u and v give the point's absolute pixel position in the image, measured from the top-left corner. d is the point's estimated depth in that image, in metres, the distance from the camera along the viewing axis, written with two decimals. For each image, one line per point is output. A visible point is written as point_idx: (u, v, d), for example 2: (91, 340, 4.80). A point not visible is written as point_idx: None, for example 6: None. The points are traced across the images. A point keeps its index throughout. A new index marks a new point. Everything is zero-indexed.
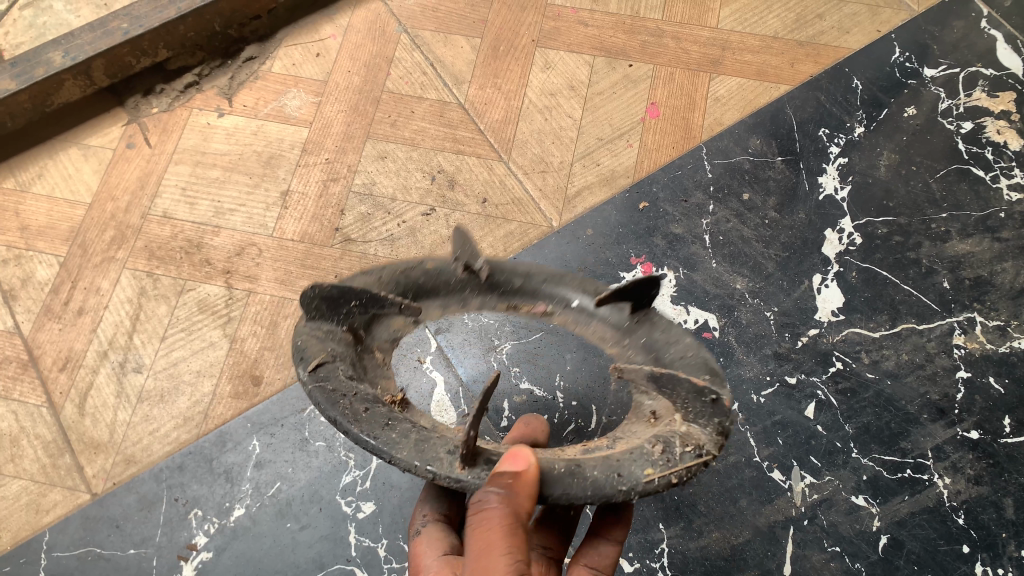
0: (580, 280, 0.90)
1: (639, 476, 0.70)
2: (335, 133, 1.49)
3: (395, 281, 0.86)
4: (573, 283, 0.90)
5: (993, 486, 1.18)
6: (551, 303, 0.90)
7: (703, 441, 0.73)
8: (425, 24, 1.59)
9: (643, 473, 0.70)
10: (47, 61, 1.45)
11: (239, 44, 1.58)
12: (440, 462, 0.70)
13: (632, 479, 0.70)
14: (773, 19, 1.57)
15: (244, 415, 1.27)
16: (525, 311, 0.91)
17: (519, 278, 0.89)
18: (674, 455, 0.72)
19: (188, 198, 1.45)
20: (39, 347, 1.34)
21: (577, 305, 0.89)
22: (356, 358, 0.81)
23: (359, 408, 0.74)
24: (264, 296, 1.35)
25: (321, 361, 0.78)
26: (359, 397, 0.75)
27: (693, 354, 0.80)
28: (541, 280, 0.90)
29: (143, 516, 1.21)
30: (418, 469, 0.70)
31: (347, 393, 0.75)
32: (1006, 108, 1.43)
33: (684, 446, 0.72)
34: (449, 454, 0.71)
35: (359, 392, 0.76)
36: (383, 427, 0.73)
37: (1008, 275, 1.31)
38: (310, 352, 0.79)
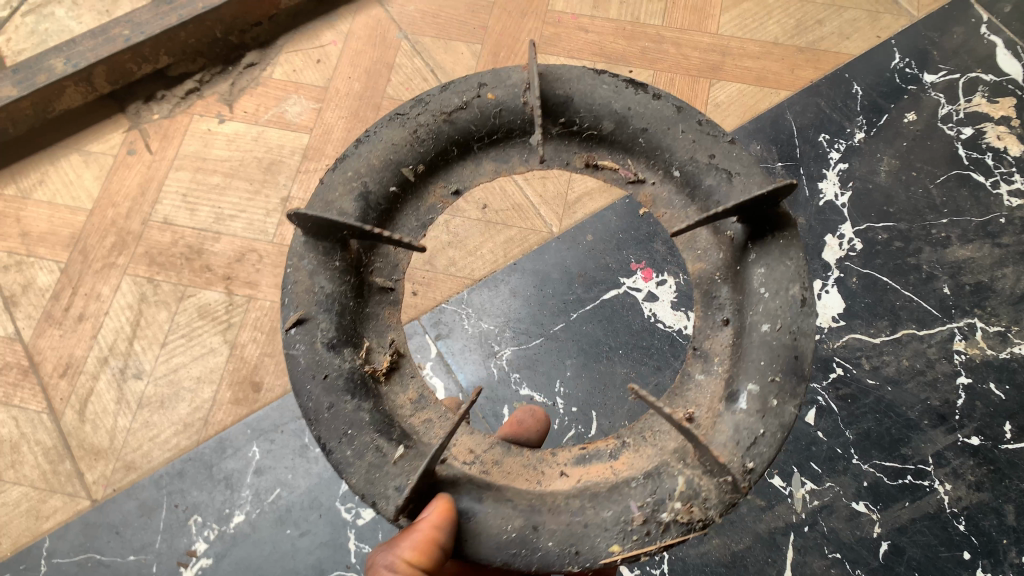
0: (693, 134, 0.80)
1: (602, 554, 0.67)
2: (336, 139, 1.49)
3: (438, 134, 0.81)
4: (680, 141, 0.80)
5: (994, 493, 1.18)
6: (641, 164, 0.83)
7: (704, 510, 0.68)
8: (425, 30, 1.60)
9: (608, 549, 0.67)
10: (49, 67, 1.45)
11: (240, 50, 1.59)
12: (386, 500, 0.68)
13: (593, 555, 0.67)
14: (773, 25, 1.57)
15: (244, 421, 1.27)
16: (607, 166, 0.84)
17: (607, 121, 0.82)
18: (655, 529, 0.67)
19: (188, 204, 1.45)
20: (39, 353, 1.34)
21: (677, 176, 0.81)
22: (351, 297, 0.77)
23: (325, 403, 0.72)
24: (265, 303, 1.35)
25: (303, 318, 0.74)
26: (329, 383, 0.72)
27: (777, 339, 0.72)
28: (636, 136, 0.82)
29: (143, 522, 1.21)
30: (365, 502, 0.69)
31: (319, 375, 0.72)
32: (1007, 113, 1.43)
33: (671, 515, 0.68)
34: (398, 492, 0.68)
35: (331, 374, 0.72)
36: (342, 438, 0.71)
37: (1008, 280, 1.31)
38: (295, 297, 0.75)
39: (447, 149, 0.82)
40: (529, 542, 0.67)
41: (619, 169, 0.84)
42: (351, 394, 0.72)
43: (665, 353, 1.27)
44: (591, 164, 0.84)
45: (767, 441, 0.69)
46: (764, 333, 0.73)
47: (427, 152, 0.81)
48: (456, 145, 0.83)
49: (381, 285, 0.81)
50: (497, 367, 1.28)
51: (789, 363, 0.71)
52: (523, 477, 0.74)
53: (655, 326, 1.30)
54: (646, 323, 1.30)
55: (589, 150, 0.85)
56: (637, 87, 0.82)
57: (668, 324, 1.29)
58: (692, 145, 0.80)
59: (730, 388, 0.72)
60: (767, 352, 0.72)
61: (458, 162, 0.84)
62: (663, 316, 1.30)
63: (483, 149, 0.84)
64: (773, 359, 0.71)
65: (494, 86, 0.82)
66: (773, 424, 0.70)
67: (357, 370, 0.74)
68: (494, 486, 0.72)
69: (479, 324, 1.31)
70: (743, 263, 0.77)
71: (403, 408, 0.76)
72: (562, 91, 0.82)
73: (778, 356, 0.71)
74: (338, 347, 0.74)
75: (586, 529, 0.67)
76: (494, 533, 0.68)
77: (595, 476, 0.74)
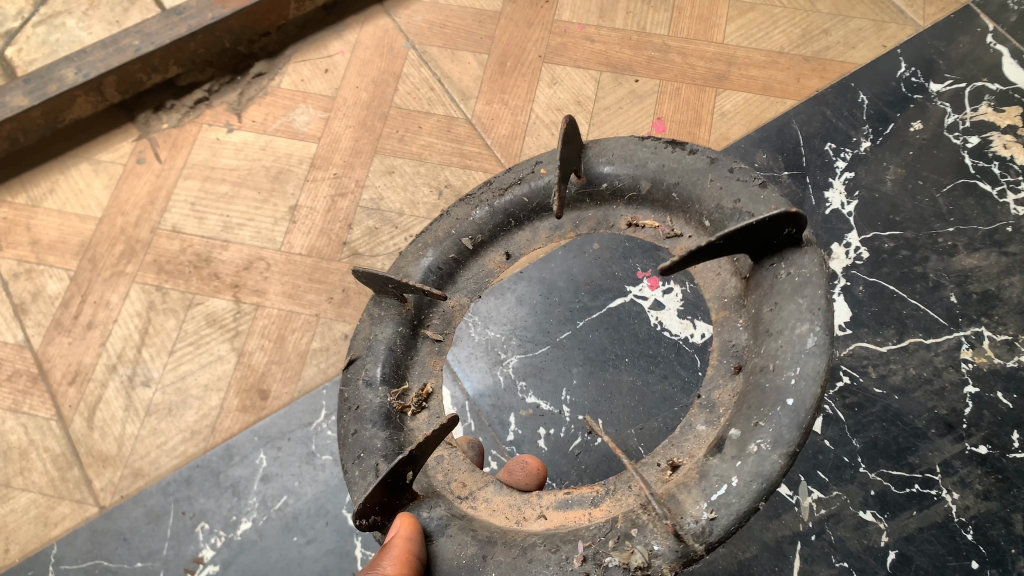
0: (721, 180, 0.77)
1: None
2: (344, 149, 1.50)
3: (493, 208, 0.84)
4: (708, 189, 0.77)
5: (1002, 502, 1.16)
6: (678, 220, 0.81)
7: (648, 557, 0.65)
8: (432, 40, 1.61)
9: None
10: (60, 77, 1.47)
11: (249, 60, 1.60)
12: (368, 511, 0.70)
13: None
14: (779, 35, 1.58)
15: (253, 428, 1.27)
16: (649, 225, 0.83)
17: (644, 184, 0.81)
18: (595, 570, 0.66)
19: (197, 213, 1.46)
20: (49, 360, 1.35)
21: (709, 227, 0.77)
22: (400, 344, 0.80)
23: (351, 432, 0.75)
24: (272, 311, 1.36)
25: (354, 358, 0.79)
26: (359, 415, 0.76)
27: (772, 388, 0.67)
28: (671, 190, 0.80)
29: (150, 529, 1.21)
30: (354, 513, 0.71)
31: (352, 407, 0.77)
32: (1013, 122, 1.42)
33: (616, 560, 0.66)
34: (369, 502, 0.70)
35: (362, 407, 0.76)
36: (355, 460, 0.73)
37: (1016, 288, 1.30)
38: (354, 341, 0.80)
39: (503, 220, 0.84)
40: (474, 570, 0.68)
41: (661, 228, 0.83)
42: (373, 424, 0.75)
43: (672, 361, 1.26)
44: (634, 225, 0.84)
45: (738, 491, 0.65)
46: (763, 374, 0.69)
47: (484, 223, 0.84)
48: (513, 217, 0.84)
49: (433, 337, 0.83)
50: (503, 376, 1.29)
51: (780, 410, 0.66)
52: (501, 515, 0.74)
53: (662, 334, 1.29)
54: (652, 331, 1.29)
55: (631, 210, 0.84)
56: (675, 144, 0.81)
57: (674, 333, 1.28)
58: (720, 193, 0.76)
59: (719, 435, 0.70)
60: (760, 397, 0.68)
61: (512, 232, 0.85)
62: (669, 325, 1.29)
63: (533, 216, 0.85)
64: (761, 405, 0.67)
65: (547, 162, 0.84)
66: (749, 472, 0.65)
67: (388, 405, 0.77)
68: (465, 516, 0.74)
69: (485, 332, 1.33)
70: (762, 309, 0.72)
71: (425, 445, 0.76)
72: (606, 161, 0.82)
73: (769, 402, 0.67)
74: (376, 384, 0.77)
75: (528, 565, 0.67)
76: (448, 557, 0.70)
77: (568, 520, 0.72)
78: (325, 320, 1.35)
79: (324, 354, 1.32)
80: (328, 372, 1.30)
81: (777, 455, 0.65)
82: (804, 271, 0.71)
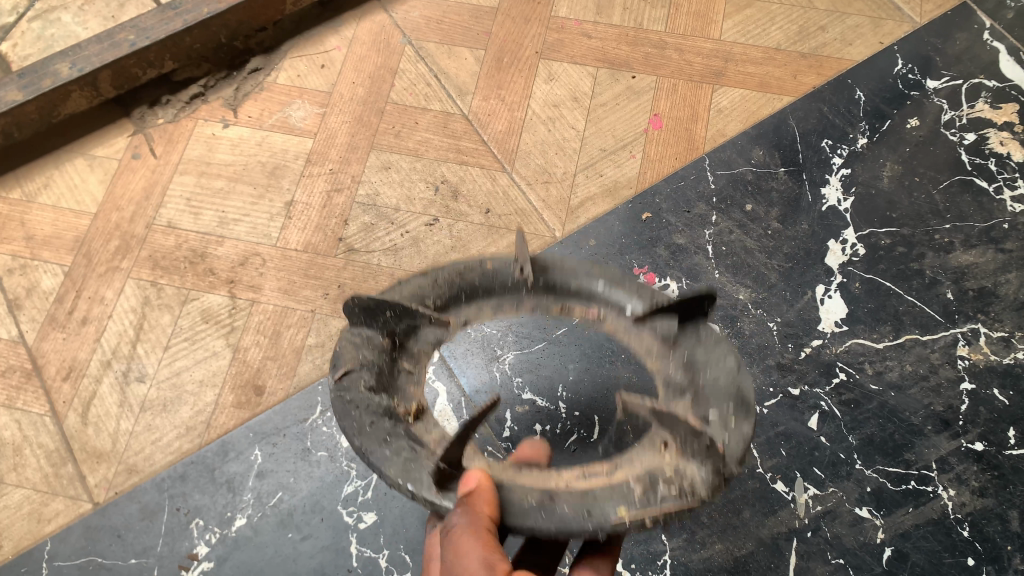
0: (640, 286, 0.91)
1: (607, 521, 0.75)
2: (340, 144, 1.49)
3: (450, 282, 0.91)
4: (633, 289, 0.91)
5: (998, 499, 1.17)
6: (605, 307, 0.91)
7: (693, 483, 0.75)
8: (429, 35, 1.60)
9: (614, 512, 0.75)
10: (55, 72, 1.46)
11: (245, 55, 1.59)
12: (422, 483, 0.79)
13: (601, 519, 0.75)
14: (776, 31, 1.58)
15: (247, 424, 1.27)
16: (577, 312, 0.92)
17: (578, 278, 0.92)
18: (653, 496, 0.75)
19: (192, 208, 1.45)
20: (43, 356, 1.34)
21: (634, 314, 0.89)
22: (390, 365, 0.87)
23: (366, 423, 0.81)
24: (268, 306, 1.36)
25: (348, 370, 0.84)
26: (372, 414, 0.82)
27: (726, 380, 0.82)
28: (598, 288, 0.91)
29: (144, 525, 1.21)
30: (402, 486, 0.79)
31: (361, 405, 0.83)
32: (1009, 120, 1.43)
33: (669, 490, 0.75)
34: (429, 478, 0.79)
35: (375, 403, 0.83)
36: (383, 442, 0.80)
37: (1011, 286, 1.31)
38: (340, 359, 0.85)
39: (457, 294, 0.91)
40: (546, 509, 0.77)
41: (589, 313, 0.91)
42: (389, 419, 0.82)
43: None
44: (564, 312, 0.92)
45: (731, 439, 0.78)
46: (709, 378, 0.83)
47: (442, 292, 0.91)
48: (464, 291, 0.92)
49: (409, 370, 0.89)
50: (499, 371, 1.27)
51: (737, 393, 0.81)
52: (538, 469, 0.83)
53: None
54: None
55: (561, 299, 0.92)
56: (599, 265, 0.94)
57: None
58: (642, 289, 0.90)
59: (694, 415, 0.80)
60: (717, 390, 0.82)
61: (460, 304, 0.92)
62: None
63: (484, 292, 0.92)
64: (729, 395, 0.81)
65: (496, 257, 0.94)
66: (732, 434, 0.78)
67: (392, 406, 0.84)
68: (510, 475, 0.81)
69: (482, 328, 1.31)
70: (693, 354, 0.85)
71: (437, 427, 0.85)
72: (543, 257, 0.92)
73: (729, 392, 0.81)
74: (377, 389, 0.84)
75: (594, 497, 0.77)
76: (517, 505, 0.78)
77: (598, 465, 0.81)
78: (321, 316, 1.34)
79: (320, 350, 1.32)
80: (323, 369, 1.30)
81: (749, 417, 0.79)
82: (712, 334, 0.86)
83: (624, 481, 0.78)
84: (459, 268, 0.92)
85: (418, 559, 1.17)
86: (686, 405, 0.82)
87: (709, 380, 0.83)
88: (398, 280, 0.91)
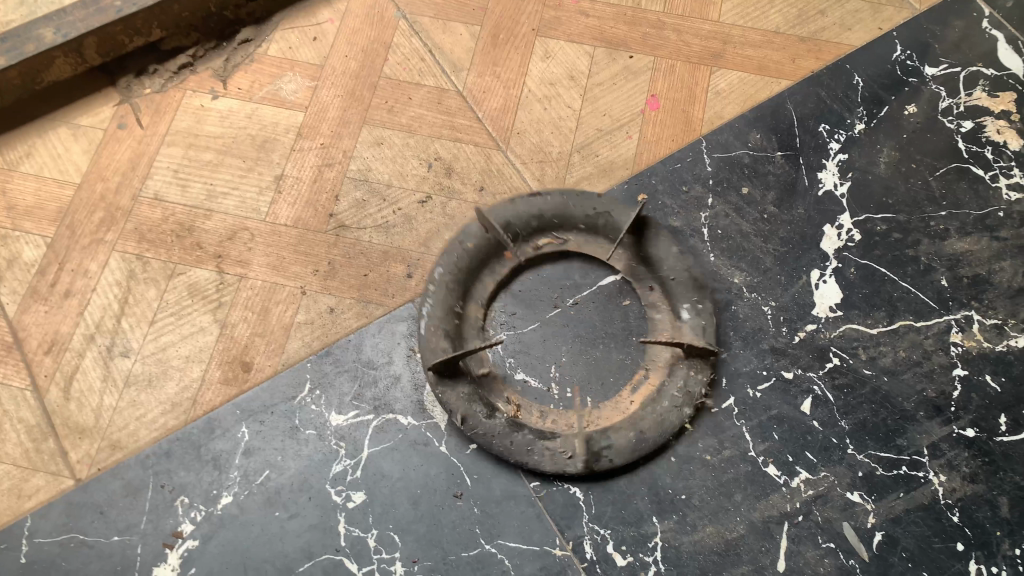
0: (580, 200, 1.31)
1: (686, 415, 1.19)
2: (331, 118, 1.46)
3: (456, 284, 1.27)
4: (576, 206, 1.31)
5: (988, 485, 1.18)
6: (565, 233, 1.31)
7: (701, 382, 1.22)
8: (424, 9, 1.57)
9: (678, 418, 1.19)
10: (38, 37, 1.42)
11: (234, 26, 1.55)
12: (557, 461, 1.17)
13: (675, 423, 1.19)
14: (775, 14, 1.56)
15: (234, 401, 1.25)
16: (546, 242, 1.31)
17: (531, 221, 1.30)
18: (692, 393, 1.21)
19: (179, 180, 1.42)
20: (24, 329, 1.31)
21: (585, 228, 1.30)
22: (478, 389, 1.21)
23: (508, 442, 1.18)
24: (257, 282, 1.33)
25: (464, 417, 1.19)
26: (504, 434, 1.18)
27: (679, 266, 1.28)
28: (552, 218, 1.31)
29: (128, 502, 1.19)
30: (557, 468, 1.16)
31: (493, 433, 1.18)
32: (1006, 108, 1.43)
33: (697, 384, 1.21)
34: (573, 459, 1.17)
35: (502, 416, 1.20)
36: (531, 452, 1.17)
37: (1006, 273, 1.31)
38: (454, 411, 1.19)
39: (462, 286, 1.27)
40: (640, 440, 1.18)
41: (556, 240, 1.31)
42: (514, 430, 1.19)
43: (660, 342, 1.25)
44: (538, 247, 1.30)
45: (699, 319, 1.25)
46: (683, 304, 1.26)
47: (456, 294, 1.26)
48: (468, 281, 1.28)
49: (488, 373, 1.24)
50: (490, 352, 1.26)
51: (693, 283, 1.27)
52: (609, 405, 1.22)
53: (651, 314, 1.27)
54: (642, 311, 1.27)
55: (532, 241, 1.30)
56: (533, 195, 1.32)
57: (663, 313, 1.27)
58: (583, 207, 1.31)
59: (675, 310, 1.26)
60: (681, 285, 1.27)
61: (473, 286, 1.28)
62: None
63: (479, 272, 1.28)
64: (688, 288, 1.27)
65: (463, 239, 1.30)
66: (698, 314, 1.25)
67: (508, 416, 1.20)
68: (598, 419, 1.20)
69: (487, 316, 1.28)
70: (650, 253, 1.29)
71: (546, 420, 1.21)
72: (498, 219, 1.30)
73: (687, 284, 1.27)
74: (490, 414, 1.19)
75: (659, 405, 1.20)
76: (624, 441, 1.18)
77: (642, 393, 1.21)
78: (311, 293, 1.32)
79: (310, 327, 1.30)
80: (312, 346, 1.28)
81: (706, 300, 1.27)
82: (654, 230, 1.31)
83: (680, 397, 1.20)
84: (455, 261, 1.28)
85: (407, 538, 1.16)
86: (663, 295, 1.27)
87: (669, 274, 1.28)
88: (421, 312, 1.25)
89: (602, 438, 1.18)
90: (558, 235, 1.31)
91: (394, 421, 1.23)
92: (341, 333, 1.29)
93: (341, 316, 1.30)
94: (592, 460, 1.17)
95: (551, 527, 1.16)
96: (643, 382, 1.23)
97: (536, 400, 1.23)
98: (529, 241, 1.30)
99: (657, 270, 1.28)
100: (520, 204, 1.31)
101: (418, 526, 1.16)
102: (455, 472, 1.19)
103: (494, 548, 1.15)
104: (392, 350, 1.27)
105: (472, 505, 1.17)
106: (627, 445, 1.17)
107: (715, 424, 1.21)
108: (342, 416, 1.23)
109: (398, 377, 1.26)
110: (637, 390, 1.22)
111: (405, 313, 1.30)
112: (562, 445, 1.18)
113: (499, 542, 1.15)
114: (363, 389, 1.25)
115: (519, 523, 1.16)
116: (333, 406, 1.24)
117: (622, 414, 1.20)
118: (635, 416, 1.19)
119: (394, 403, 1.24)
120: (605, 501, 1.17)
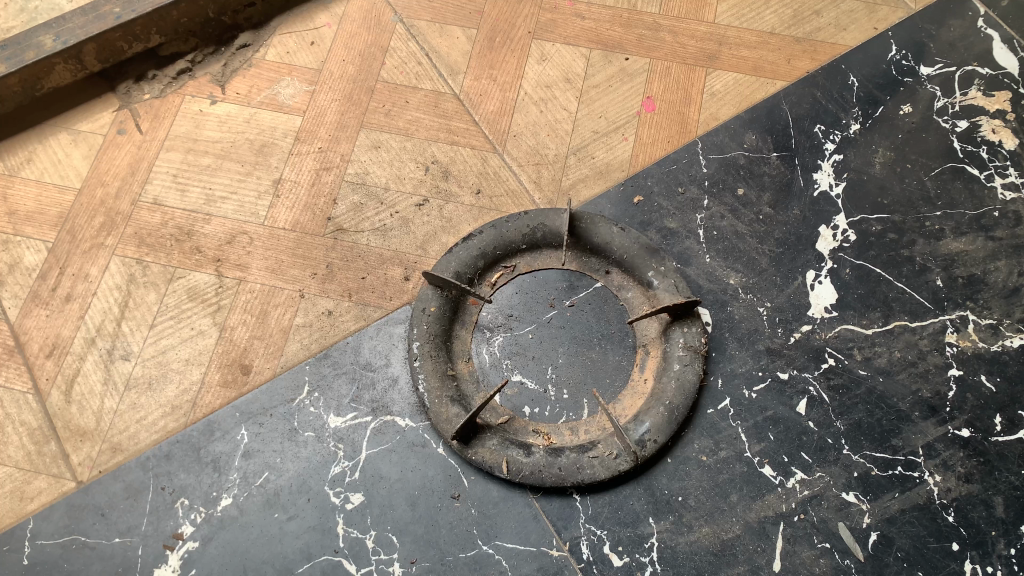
0: (514, 223, 1.32)
1: (700, 370, 1.22)
2: (329, 122, 1.47)
3: (438, 345, 1.24)
4: (511, 228, 1.31)
5: (983, 485, 1.18)
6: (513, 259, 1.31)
7: (693, 339, 1.23)
8: (421, 13, 1.58)
9: (694, 373, 1.21)
10: (38, 44, 1.44)
11: (233, 31, 1.56)
12: (605, 455, 1.17)
13: (692, 379, 1.21)
14: (770, 15, 1.57)
15: (233, 404, 1.26)
16: (498, 276, 1.31)
17: (479, 259, 1.30)
18: (692, 352, 1.22)
19: (178, 185, 1.43)
20: (25, 332, 1.32)
21: (530, 246, 1.31)
22: (506, 433, 1.20)
23: (557, 469, 1.16)
24: (255, 286, 1.34)
25: (507, 463, 1.17)
26: (549, 460, 1.17)
27: (626, 241, 1.30)
28: (496, 250, 1.30)
29: (129, 504, 1.20)
30: (611, 468, 1.16)
31: (539, 468, 1.16)
32: (1002, 107, 1.43)
33: (691, 343, 1.23)
34: (619, 451, 1.17)
35: (540, 446, 1.18)
36: (583, 468, 1.16)
37: (1001, 273, 1.31)
38: (494, 466, 1.17)
39: (443, 343, 1.25)
40: (665, 404, 1.19)
41: (506, 270, 1.31)
42: (552, 456, 1.17)
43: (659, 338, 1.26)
44: (494, 285, 1.30)
45: (664, 283, 1.27)
46: (647, 273, 1.28)
47: (442, 355, 1.24)
48: (448, 339, 1.26)
49: (509, 417, 1.22)
50: (488, 354, 1.26)
51: (649, 251, 1.29)
52: (625, 395, 1.23)
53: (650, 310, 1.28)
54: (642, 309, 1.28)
55: (486, 279, 1.30)
56: (466, 239, 1.31)
57: None
58: (523, 228, 1.31)
59: (644, 283, 1.28)
60: (641, 261, 1.29)
61: (452, 345, 1.26)
62: None
63: (455, 323, 1.27)
64: (644, 259, 1.29)
65: (425, 303, 1.26)
66: (664, 281, 1.27)
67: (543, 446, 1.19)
68: (622, 407, 1.22)
69: (478, 354, 1.26)
70: (597, 239, 1.30)
71: (579, 434, 1.20)
72: (446, 273, 1.27)
73: (644, 256, 1.29)
74: (527, 452, 1.18)
75: (667, 369, 1.22)
76: (653, 412, 1.19)
77: (649, 371, 1.24)
78: (309, 296, 1.33)
79: (308, 330, 1.31)
80: (311, 349, 1.29)
81: (668, 260, 1.29)
82: (592, 218, 1.31)
83: (686, 356, 1.22)
84: (427, 329, 1.25)
85: (405, 539, 1.17)
86: (624, 273, 1.30)
87: (621, 253, 1.29)
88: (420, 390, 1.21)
89: (637, 425, 1.19)
90: (506, 264, 1.31)
91: (393, 423, 1.24)
92: (340, 335, 1.30)
93: (339, 319, 1.31)
94: (639, 450, 1.17)
95: (548, 528, 1.17)
96: (647, 360, 1.24)
97: (558, 421, 1.22)
98: (483, 281, 1.30)
99: (610, 253, 1.30)
100: (459, 251, 1.30)
101: (416, 527, 1.17)
102: (453, 473, 1.20)
103: (491, 549, 1.16)
104: (390, 352, 1.28)
105: (469, 506, 1.18)
106: (662, 420, 1.19)
107: (711, 425, 1.22)
108: (340, 419, 1.24)
109: (396, 379, 1.27)
110: (646, 368, 1.24)
111: (401, 317, 1.31)
112: (603, 447, 1.18)
113: (497, 543, 1.16)
114: (361, 391, 1.26)
115: (516, 524, 1.17)
116: (332, 408, 1.25)
117: (643, 396, 1.22)
118: (655, 392, 1.21)
119: (393, 405, 1.25)
120: (601, 502, 1.18)
